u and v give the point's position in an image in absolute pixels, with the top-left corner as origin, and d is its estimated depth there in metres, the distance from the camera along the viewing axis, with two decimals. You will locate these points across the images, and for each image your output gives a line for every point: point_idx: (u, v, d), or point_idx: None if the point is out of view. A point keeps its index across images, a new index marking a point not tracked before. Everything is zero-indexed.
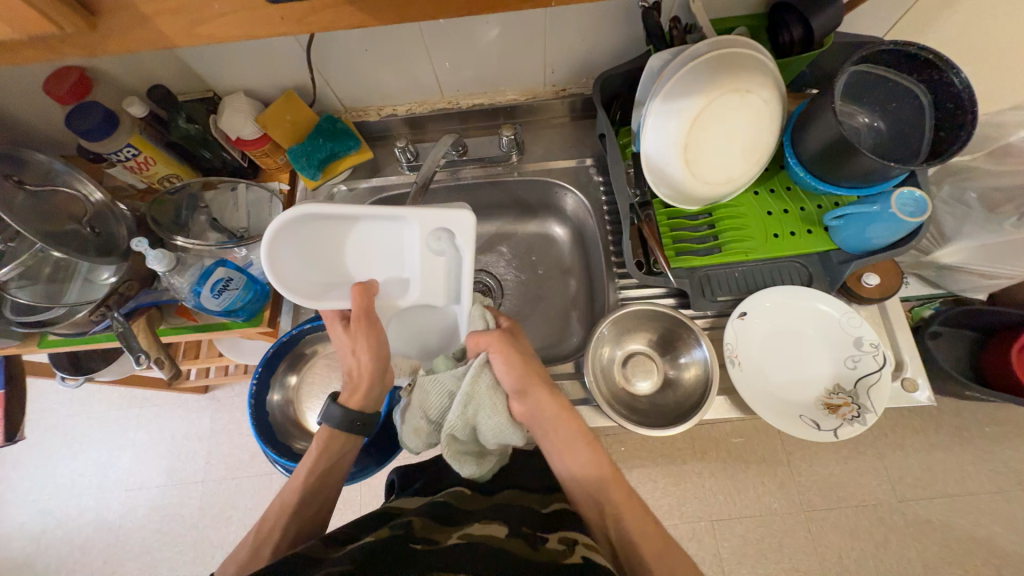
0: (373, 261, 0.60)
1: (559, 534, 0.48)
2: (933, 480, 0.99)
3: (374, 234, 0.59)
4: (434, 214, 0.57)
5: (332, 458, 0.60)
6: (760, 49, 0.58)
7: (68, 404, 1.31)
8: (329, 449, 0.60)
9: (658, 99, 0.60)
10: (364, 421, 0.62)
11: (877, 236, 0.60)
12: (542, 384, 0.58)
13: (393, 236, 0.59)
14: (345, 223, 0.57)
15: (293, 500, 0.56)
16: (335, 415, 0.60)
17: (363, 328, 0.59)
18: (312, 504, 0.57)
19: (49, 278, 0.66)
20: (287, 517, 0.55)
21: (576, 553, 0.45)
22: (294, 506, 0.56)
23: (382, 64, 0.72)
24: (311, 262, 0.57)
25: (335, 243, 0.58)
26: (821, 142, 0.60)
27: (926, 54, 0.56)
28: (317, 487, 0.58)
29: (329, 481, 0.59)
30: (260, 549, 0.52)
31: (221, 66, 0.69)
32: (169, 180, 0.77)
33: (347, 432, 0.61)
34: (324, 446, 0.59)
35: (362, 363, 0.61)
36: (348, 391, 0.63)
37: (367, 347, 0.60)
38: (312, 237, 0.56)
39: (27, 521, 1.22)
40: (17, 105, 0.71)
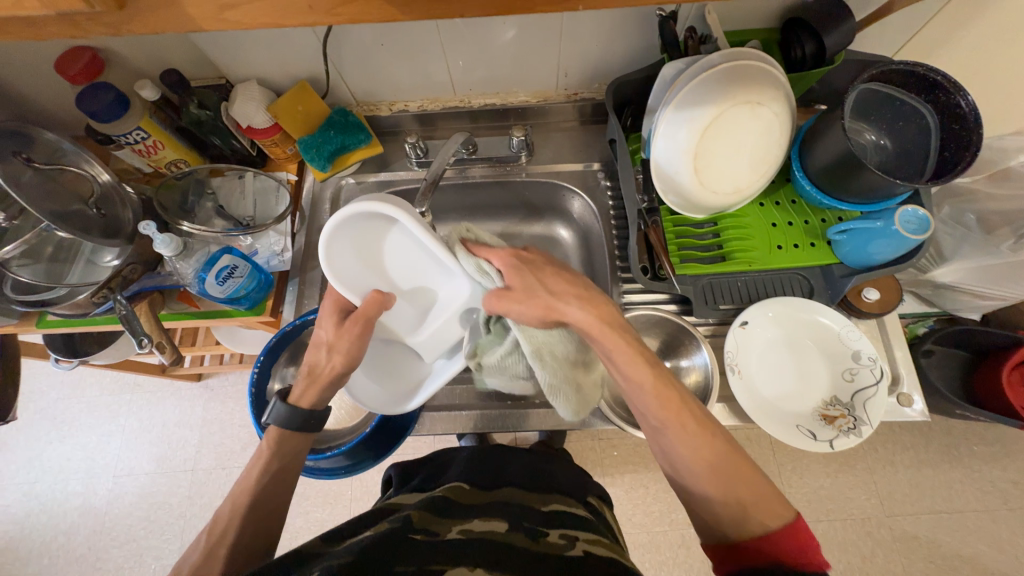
0: (403, 280, 0.63)
1: (560, 529, 0.48)
2: (921, 496, 1.00)
3: (423, 269, 0.63)
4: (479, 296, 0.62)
5: (285, 458, 0.55)
6: (773, 63, 0.59)
7: (59, 387, 1.29)
8: (279, 453, 0.54)
9: (670, 107, 0.60)
10: (315, 420, 0.57)
11: (879, 252, 0.61)
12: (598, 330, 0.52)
13: (438, 276, 0.63)
14: (417, 248, 0.60)
15: (245, 502, 0.51)
16: (283, 414, 0.55)
17: (357, 329, 0.57)
18: (262, 504, 0.51)
19: (51, 257, 0.66)
20: (241, 515, 0.50)
21: (576, 546, 0.45)
22: (247, 506, 0.50)
23: (397, 59, 0.73)
24: (360, 253, 0.59)
25: (390, 251, 0.61)
26: (828, 157, 0.61)
27: (934, 75, 0.58)
28: (269, 487, 0.52)
29: (282, 482, 0.53)
30: (213, 553, 0.47)
31: (236, 52, 0.69)
32: (176, 164, 0.76)
33: (299, 432, 0.56)
34: (277, 447, 0.54)
35: (331, 361, 0.57)
36: (302, 386, 0.57)
37: (346, 350, 0.57)
38: (371, 237, 0.59)
39: (11, 504, 1.20)
40: (27, 82, 0.70)
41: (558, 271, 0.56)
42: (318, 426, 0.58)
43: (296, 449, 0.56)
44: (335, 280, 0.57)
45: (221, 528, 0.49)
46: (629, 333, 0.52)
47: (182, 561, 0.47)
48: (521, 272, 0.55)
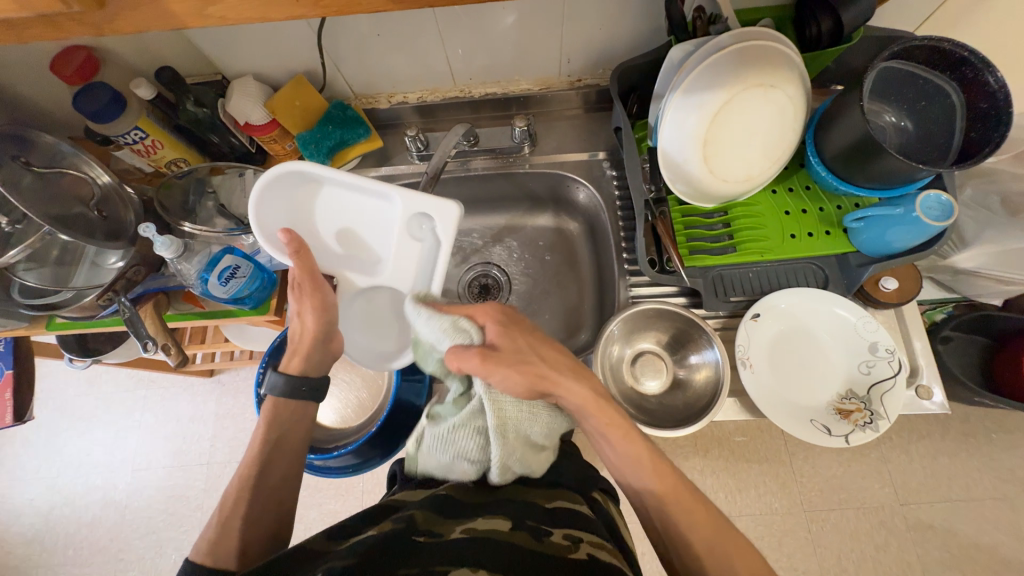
0: (348, 234, 0.63)
1: (564, 529, 0.48)
2: (937, 485, 0.99)
3: (360, 209, 0.63)
4: (416, 199, 0.61)
5: (282, 425, 0.58)
6: (786, 42, 0.56)
7: (76, 384, 1.32)
8: (277, 417, 0.58)
9: (678, 93, 0.58)
10: (310, 385, 0.59)
11: (898, 240, 0.59)
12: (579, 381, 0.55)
13: (377, 212, 0.63)
14: (345, 190, 0.61)
15: (247, 472, 0.53)
16: (277, 384, 0.58)
17: (315, 288, 0.58)
18: (270, 475, 0.54)
19: (57, 261, 0.66)
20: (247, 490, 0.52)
21: (580, 549, 0.45)
22: (254, 479, 0.53)
23: (395, 50, 0.71)
24: (289, 216, 0.60)
25: (319, 206, 0.62)
26: (845, 141, 0.58)
27: (961, 51, 0.54)
28: (269, 457, 0.55)
29: (286, 454, 0.56)
30: (228, 524, 0.49)
31: (231, 48, 0.68)
32: (176, 164, 0.76)
33: (293, 400, 0.59)
34: (273, 414, 0.57)
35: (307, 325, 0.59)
36: (289, 356, 0.61)
37: (314, 308, 0.59)
38: (288, 201, 0.60)
39: (36, 498, 1.24)
40: (24, 83, 0.70)
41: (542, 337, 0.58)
42: (311, 394, 0.60)
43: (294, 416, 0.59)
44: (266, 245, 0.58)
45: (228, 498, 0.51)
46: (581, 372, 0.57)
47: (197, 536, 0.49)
48: (507, 329, 0.55)
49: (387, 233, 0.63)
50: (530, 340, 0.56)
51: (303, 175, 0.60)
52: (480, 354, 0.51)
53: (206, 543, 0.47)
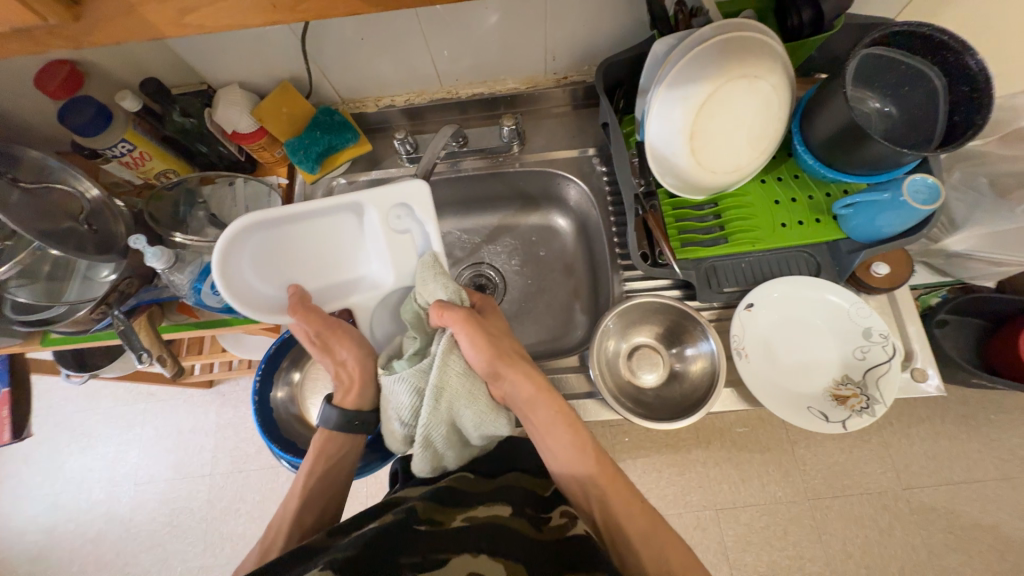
0: (333, 260, 0.61)
1: (559, 509, 0.52)
2: (938, 468, 0.99)
3: (334, 227, 0.59)
4: (384, 191, 0.57)
5: (330, 460, 0.61)
6: (768, 32, 0.56)
7: (74, 401, 1.31)
8: (326, 453, 0.61)
9: (663, 87, 0.58)
10: (363, 419, 0.63)
11: (887, 225, 0.59)
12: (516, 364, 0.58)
13: (351, 225, 0.60)
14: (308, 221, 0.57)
15: (294, 506, 0.57)
16: (332, 418, 0.61)
17: (335, 330, 0.62)
18: (313, 507, 0.58)
19: (49, 276, 0.67)
20: (291, 524, 0.56)
21: (577, 524, 0.49)
22: (297, 512, 0.57)
23: (380, 53, 0.70)
24: (266, 266, 0.57)
25: (289, 244, 0.58)
26: (831, 128, 0.58)
27: (941, 35, 0.55)
28: (316, 491, 0.59)
29: (329, 486, 0.60)
30: (269, 554, 0.54)
31: (215, 56, 0.68)
32: (165, 175, 0.76)
33: (345, 433, 0.62)
34: (321, 452, 0.60)
35: (347, 363, 0.63)
36: (342, 392, 0.63)
37: (345, 348, 0.62)
38: (257, 252, 0.56)
39: (39, 515, 1.23)
40: (9, 100, 0.69)
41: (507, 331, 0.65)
42: (364, 428, 0.63)
43: (343, 449, 0.62)
44: (271, 318, 0.59)
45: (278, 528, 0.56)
46: (523, 362, 0.60)
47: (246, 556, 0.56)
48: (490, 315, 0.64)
49: (371, 237, 0.61)
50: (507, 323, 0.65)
51: (270, 224, 0.55)
52: (465, 312, 0.56)
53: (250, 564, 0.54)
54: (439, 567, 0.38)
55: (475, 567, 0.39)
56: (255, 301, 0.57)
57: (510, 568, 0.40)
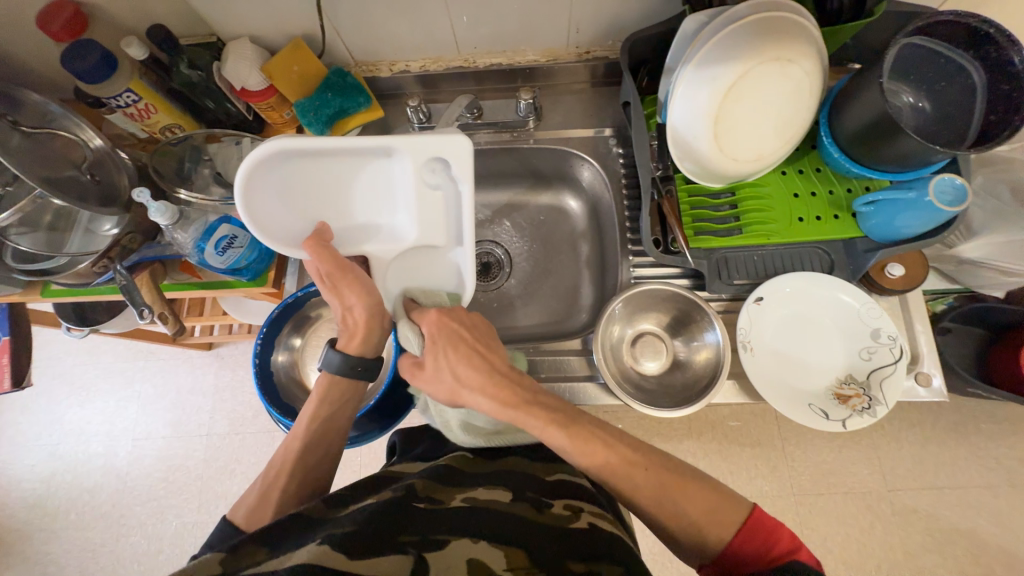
0: (353, 203, 0.60)
1: (564, 500, 0.49)
2: (925, 472, 1.00)
3: (362, 169, 0.59)
4: (424, 144, 0.57)
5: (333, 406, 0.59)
6: (807, 14, 0.54)
7: (75, 354, 1.32)
8: (328, 397, 0.59)
9: (691, 66, 0.56)
10: (365, 367, 0.59)
11: (906, 226, 0.58)
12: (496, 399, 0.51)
13: (380, 167, 0.60)
14: (340, 160, 0.57)
15: (295, 448, 0.57)
16: (333, 362, 0.58)
17: (343, 272, 0.57)
18: (315, 453, 0.57)
19: (50, 226, 0.66)
20: (292, 466, 0.55)
21: (581, 519, 0.46)
22: (298, 454, 0.56)
23: (397, 14, 0.68)
24: (287, 198, 0.56)
25: (315, 182, 0.58)
26: (861, 121, 0.56)
27: (987, 28, 0.52)
28: (317, 436, 0.57)
29: (330, 433, 0.58)
30: (269, 495, 0.54)
31: (225, 7, 0.65)
32: (171, 130, 0.74)
33: (347, 378, 0.59)
34: (323, 396, 0.58)
35: (352, 309, 0.58)
36: (346, 338, 0.59)
37: (352, 292, 0.57)
38: (284, 181, 0.56)
39: (38, 464, 1.25)
40: (11, 39, 0.67)
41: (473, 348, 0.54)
42: (367, 375, 0.60)
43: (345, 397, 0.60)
44: (279, 247, 0.57)
45: (279, 471, 0.55)
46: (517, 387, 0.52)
47: (242, 497, 0.55)
48: (436, 345, 0.54)
49: (401, 187, 0.61)
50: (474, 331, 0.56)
51: (299, 154, 0.55)
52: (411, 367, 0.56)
53: (246, 508, 0.53)
54: (436, 549, 0.38)
55: (473, 554, 0.38)
56: (269, 227, 0.56)
57: (510, 556, 0.39)
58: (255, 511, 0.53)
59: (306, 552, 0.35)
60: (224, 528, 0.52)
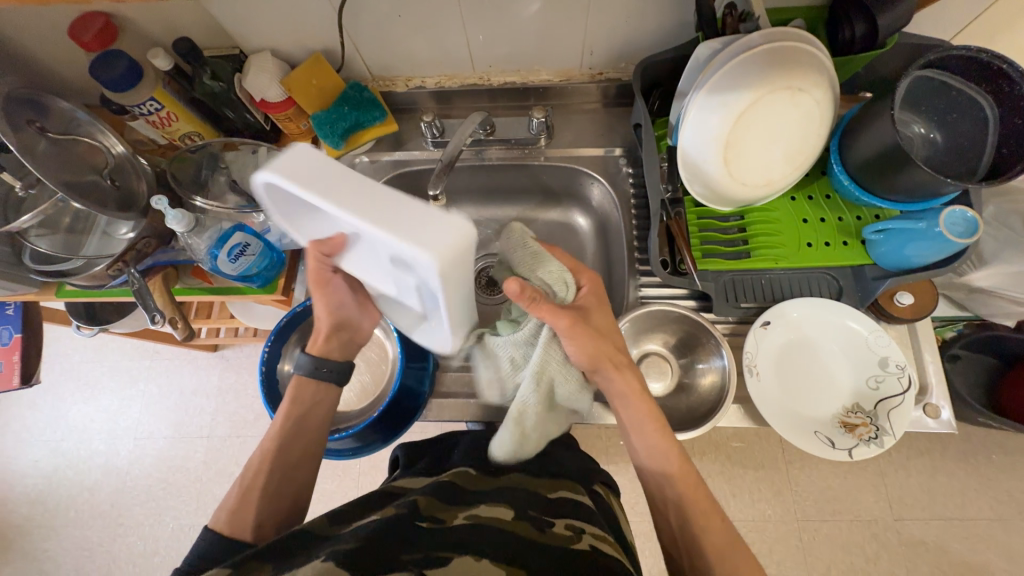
0: None
1: (565, 519, 0.48)
2: (933, 503, 0.98)
3: None
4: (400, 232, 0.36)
5: (305, 404, 0.60)
6: (819, 45, 0.54)
7: (82, 351, 1.33)
8: (301, 396, 0.60)
9: (703, 92, 0.56)
10: (332, 368, 0.61)
11: (917, 255, 0.57)
12: (611, 365, 0.56)
13: None
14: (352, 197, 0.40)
15: (271, 446, 0.57)
16: (305, 364, 0.61)
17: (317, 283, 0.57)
18: (291, 452, 0.58)
19: (68, 229, 0.67)
20: (270, 465, 0.56)
21: (584, 539, 0.45)
22: (275, 453, 0.57)
23: (416, 33, 0.69)
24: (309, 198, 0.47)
25: None
26: (872, 150, 0.57)
27: (999, 63, 0.53)
28: (292, 432, 0.59)
29: (305, 432, 0.60)
30: (248, 497, 0.54)
31: (249, 21, 0.67)
32: (190, 137, 0.75)
33: (316, 380, 0.61)
34: (297, 393, 0.60)
35: (319, 319, 0.61)
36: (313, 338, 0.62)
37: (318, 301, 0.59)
38: None
39: (40, 460, 1.26)
40: (41, 47, 0.69)
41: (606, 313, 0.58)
42: (337, 381, 0.63)
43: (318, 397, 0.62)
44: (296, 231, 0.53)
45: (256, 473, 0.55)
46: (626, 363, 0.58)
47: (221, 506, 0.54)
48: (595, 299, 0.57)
49: None
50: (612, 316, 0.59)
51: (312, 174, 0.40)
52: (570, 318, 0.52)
53: (226, 513, 0.52)
54: (440, 564, 0.38)
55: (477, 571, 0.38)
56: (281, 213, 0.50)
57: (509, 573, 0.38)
58: (236, 514, 0.52)
59: (312, 567, 0.35)
60: (209, 535, 0.50)
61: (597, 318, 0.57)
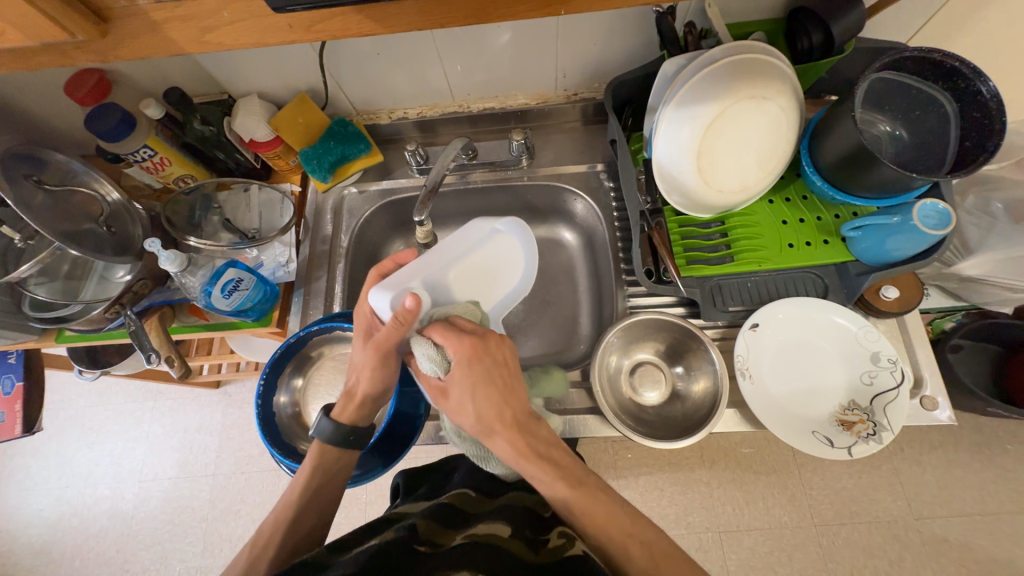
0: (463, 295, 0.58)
1: (558, 527, 0.49)
2: (951, 498, 0.96)
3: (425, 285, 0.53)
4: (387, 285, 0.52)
5: (326, 471, 0.59)
6: (778, 55, 0.57)
7: (85, 395, 1.34)
8: (322, 464, 0.59)
9: (671, 106, 0.59)
10: (357, 436, 0.60)
11: (896, 249, 0.58)
12: (504, 434, 0.49)
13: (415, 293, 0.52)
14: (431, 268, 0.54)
15: (289, 510, 0.56)
16: (326, 430, 0.59)
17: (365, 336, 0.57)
18: (308, 516, 0.56)
19: (67, 275, 0.69)
20: (285, 530, 0.54)
21: (576, 544, 0.46)
22: (290, 519, 0.55)
23: (395, 68, 0.72)
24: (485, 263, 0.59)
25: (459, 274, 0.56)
26: (839, 151, 0.58)
27: (951, 61, 0.55)
28: (310, 500, 0.57)
29: (323, 498, 0.57)
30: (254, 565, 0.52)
31: (236, 68, 0.70)
32: (183, 180, 0.78)
33: (340, 448, 0.59)
34: (318, 459, 0.58)
35: (359, 381, 0.58)
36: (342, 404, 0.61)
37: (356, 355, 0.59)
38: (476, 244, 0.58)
39: (45, 509, 1.25)
40: (40, 105, 0.73)
41: (489, 377, 0.49)
42: (359, 445, 0.61)
43: (340, 461, 0.60)
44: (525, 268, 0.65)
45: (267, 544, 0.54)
46: (518, 432, 0.49)
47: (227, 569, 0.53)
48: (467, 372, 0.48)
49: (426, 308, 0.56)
50: (492, 386, 0.49)
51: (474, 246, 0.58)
52: (437, 387, 0.52)
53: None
54: None
55: None
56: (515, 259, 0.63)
57: None
58: None
59: None
60: None
61: (464, 389, 0.49)
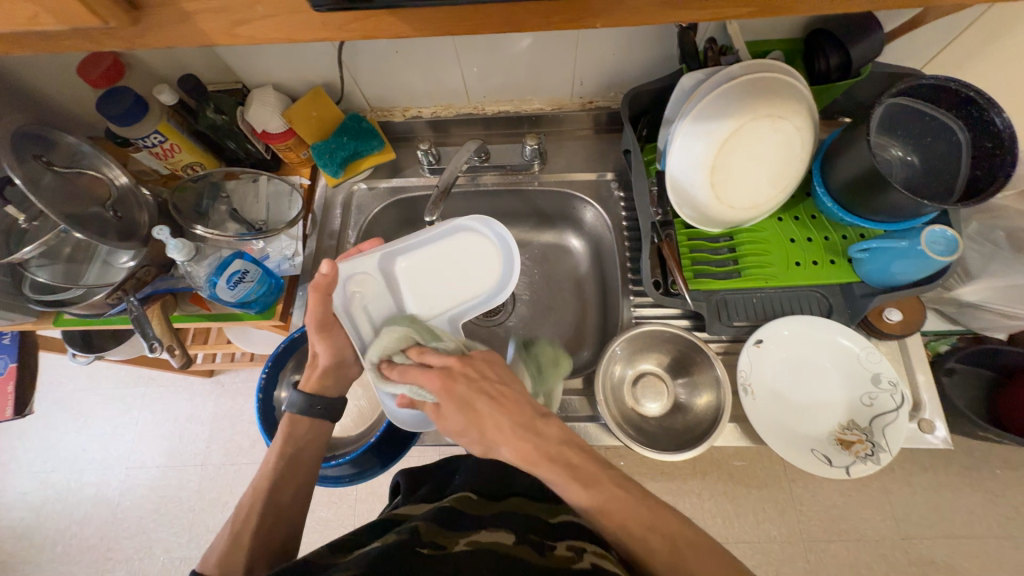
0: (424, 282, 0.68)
1: (566, 540, 0.47)
2: (939, 520, 0.97)
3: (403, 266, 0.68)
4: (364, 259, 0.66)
5: (297, 444, 0.59)
6: (796, 76, 0.57)
7: (76, 379, 1.32)
8: (293, 436, 0.60)
9: (687, 120, 0.59)
10: (326, 405, 0.62)
11: (902, 272, 0.59)
12: (517, 439, 0.51)
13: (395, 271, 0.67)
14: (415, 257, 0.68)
15: (265, 485, 0.55)
16: (297, 402, 0.61)
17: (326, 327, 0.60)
18: (285, 489, 0.56)
19: (68, 258, 0.68)
20: (264, 504, 0.54)
21: (584, 559, 0.45)
22: (269, 491, 0.55)
23: (413, 67, 0.72)
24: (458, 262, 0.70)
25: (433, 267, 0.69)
26: (852, 173, 0.59)
27: (967, 91, 0.56)
28: (285, 470, 0.57)
29: (301, 469, 0.58)
30: (239, 539, 0.52)
31: (253, 59, 0.70)
32: (192, 168, 0.77)
33: (308, 417, 0.61)
34: (290, 431, 0.60)
35: (317, 355, 0.62)
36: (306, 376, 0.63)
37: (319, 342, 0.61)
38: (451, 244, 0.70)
39: (28, 492, 1.23)
40: (51, 85, 0.72)
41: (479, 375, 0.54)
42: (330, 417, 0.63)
43: (312, 432, 0.61)
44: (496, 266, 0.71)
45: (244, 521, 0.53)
46: (530, 434, 0.51)
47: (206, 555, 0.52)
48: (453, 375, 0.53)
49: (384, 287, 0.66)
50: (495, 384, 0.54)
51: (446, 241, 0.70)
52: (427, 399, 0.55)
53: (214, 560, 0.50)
54: None
55: None
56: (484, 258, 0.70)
57: None
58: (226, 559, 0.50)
59: None
60: None
61: (459, 388, 0.53)
